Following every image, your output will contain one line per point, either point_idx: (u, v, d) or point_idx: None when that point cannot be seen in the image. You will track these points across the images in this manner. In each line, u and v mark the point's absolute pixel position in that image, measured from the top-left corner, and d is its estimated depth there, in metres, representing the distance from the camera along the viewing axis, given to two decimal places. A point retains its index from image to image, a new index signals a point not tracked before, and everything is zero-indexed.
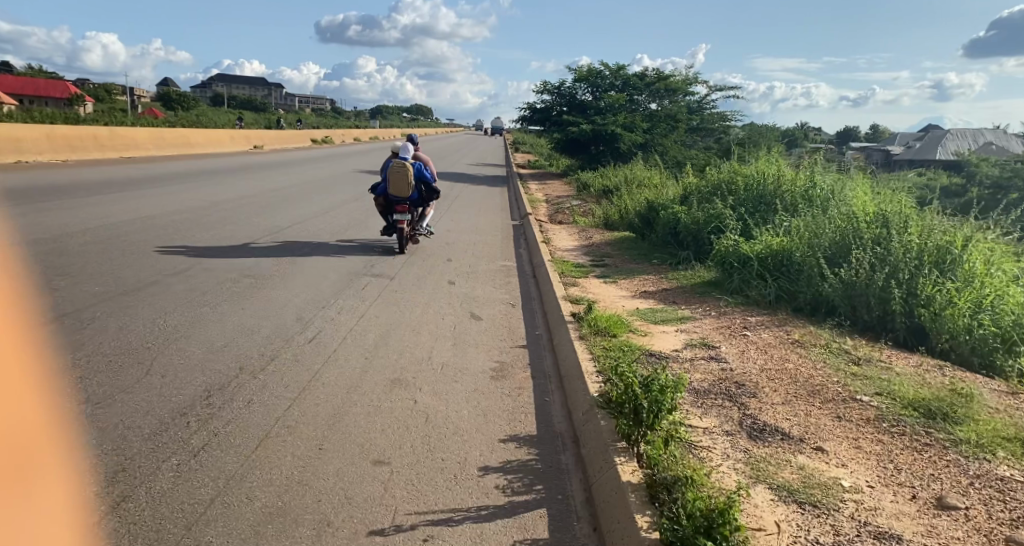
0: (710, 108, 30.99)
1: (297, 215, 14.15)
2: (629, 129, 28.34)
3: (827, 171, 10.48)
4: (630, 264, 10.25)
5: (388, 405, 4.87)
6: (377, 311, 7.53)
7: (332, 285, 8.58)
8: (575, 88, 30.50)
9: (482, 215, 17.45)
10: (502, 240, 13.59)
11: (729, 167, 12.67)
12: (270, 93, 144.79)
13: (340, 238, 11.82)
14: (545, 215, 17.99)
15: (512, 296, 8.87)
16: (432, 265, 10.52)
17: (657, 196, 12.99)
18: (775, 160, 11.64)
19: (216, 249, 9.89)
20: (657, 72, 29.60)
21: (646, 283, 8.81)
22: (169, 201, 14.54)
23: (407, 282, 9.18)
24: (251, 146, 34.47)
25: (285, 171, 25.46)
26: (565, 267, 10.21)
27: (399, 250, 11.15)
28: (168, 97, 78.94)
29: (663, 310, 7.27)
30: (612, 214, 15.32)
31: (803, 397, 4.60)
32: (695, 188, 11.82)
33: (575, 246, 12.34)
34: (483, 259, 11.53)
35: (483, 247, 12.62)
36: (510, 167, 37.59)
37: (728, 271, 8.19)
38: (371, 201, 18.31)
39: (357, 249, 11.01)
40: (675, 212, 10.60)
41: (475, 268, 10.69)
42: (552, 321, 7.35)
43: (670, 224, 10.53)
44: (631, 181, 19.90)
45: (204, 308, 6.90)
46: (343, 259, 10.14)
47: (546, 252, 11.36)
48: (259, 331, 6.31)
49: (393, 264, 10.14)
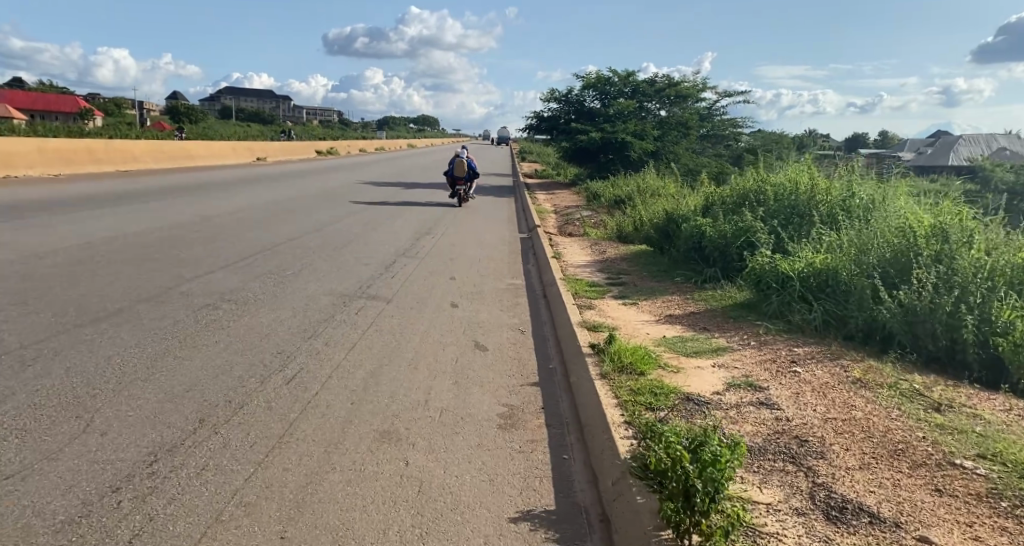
0: (721, 114, 30.14)
1: (293, 230, 13.34)
2: (639, 136, 27.48)
3: (863, 179, 9.63)
4: (650, 282, 9.39)
5: (374, 469, 4.00)
6: (371, 341, 6.68)
7: (323, 309, 7.74)
8: (583, 96, 29.66)
9: (489, 228, 16.60)
10: (511, 255, 12.75)
11: (754, 175, 11.82)
12: (276, 105, 144.67)
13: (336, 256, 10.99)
14: (556, 227, 17.14)
15: (521, 320, 8.01)
16: (435, 284, 9.67)
17: (676, 207, 12.14)
18: (806, 167, 10.79)
19: (200, 270, 9.08)
20: (667, 78, 28.76)
21: (671, 305, 7.94)
22: (158, 216, 13.74)
23: (407, 305, 8.34)
24: (254, 158, 33.73)
25: (287, 183, 24.69)
26: (579, 286, 9.34)
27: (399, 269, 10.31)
28: (173, 110, 78.26)
29: (694, 340, 6.40)
30: (626, 226, 14.47)
31: (885, 459, 3.72)
32: (719, 199, 10.98)
33: (589, 261, 11.48)
34: (490, 276, 10.69)
35: (490, 264, 11.77)
36: (516, 177, 36.79)
37: (763, 292, 7.33)
38: (373, 214, 17.48)
39: (354, 268, 10.17)
40: (698, 225, 9.73)
41: (481, 287, 9.83)
42: (568, 352, 6.50)
43: (694, 238, 9.67)
44: (644, 191, 19.05)
45: (174, 341, 6.08)
46: (339, 280, 9.30)
47: (558, 269, 10.51)
48: (231, 370, 5.46)
49: (392, 285, 9.29)
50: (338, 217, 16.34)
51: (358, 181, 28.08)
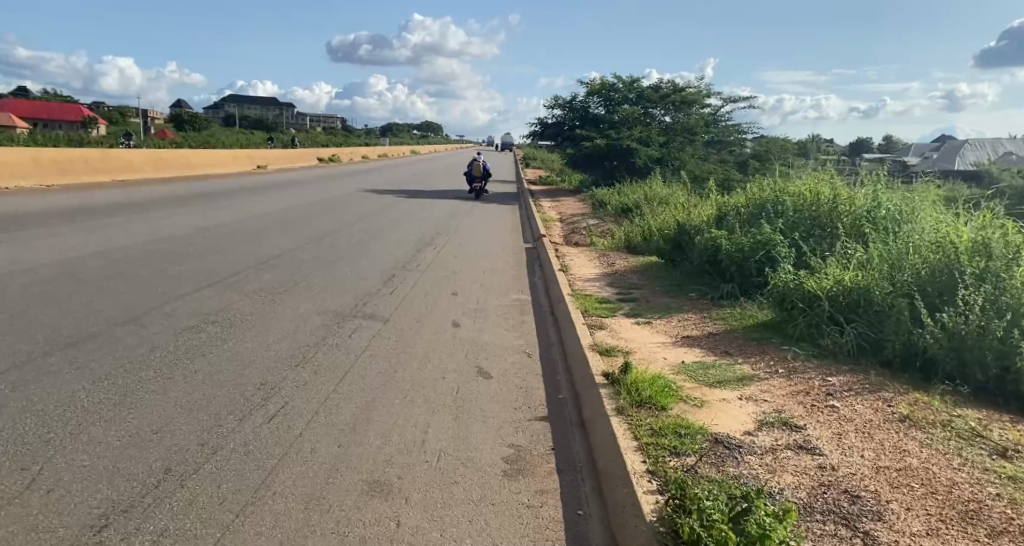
0: (727, 120, 29.64)
1: (288, 242, 12.84)
2: (645, 143, 26.96)
3: (887, 189, 9.12)
4: (663, 298, 8.89)
5: (360, 535, 3.49)
6: (365, 368, 6.16)
7: (315, 331, 7.22)
8: (587, 102, 29.12)
9: (492, 238, 16.06)
10: (515, 267, 12.25)
11: (770, 183, 11.29)
12: (280, 113, 144.71)
13: (332, 270, 10.49)
14: (561, 236, 16.59)
15: (527, 341, 7.50)
16: (436, 301, 9.15)
17: (687, 217, 11.63)
18: (826, 176, 10.26)
19: (187, 287, 8.56)
20: (673, 84, 28.25)
21: (688, 325, 7.41)
22: (149, 228, 13.26)
23: (406, 325, 7.81)
24: (255, 166, 33.24)
25: (287, 192, 24.20)
26: (589, 303, 8.81)
27: (397, 286, 9.82)
28: (176, 118, 78.04)
29: (716, 366, 5.88)
30: (635, 236, 13.98)
31: (958, 526, 3.23)
32: (735, 209, 10.46)
33: (597, 274, 10.98)
34: (493, 291, 10.19)
35: (493, 277, 11.27)
36: (520, 184, 36.30)
37: (789, 312, 6.82)
38: (373, 224, 16.99)
39: (351, 283, 9.65)
40: (713, 236, 9.23)
41: (484, 303, 9.30)
42: (578, 379, 5.97)
43: (711, 251, 9.16)
44: (651, 199, 18.55)
45: (149, 369, 5.56)
46: (334, 297, 8.78)
47: (564, 283, 10.01)
48: (208, 405, 4.94)
49: (390, 302, 8.76)
50: (337, 227, 15.82)
51: (360, 189, 27.56)
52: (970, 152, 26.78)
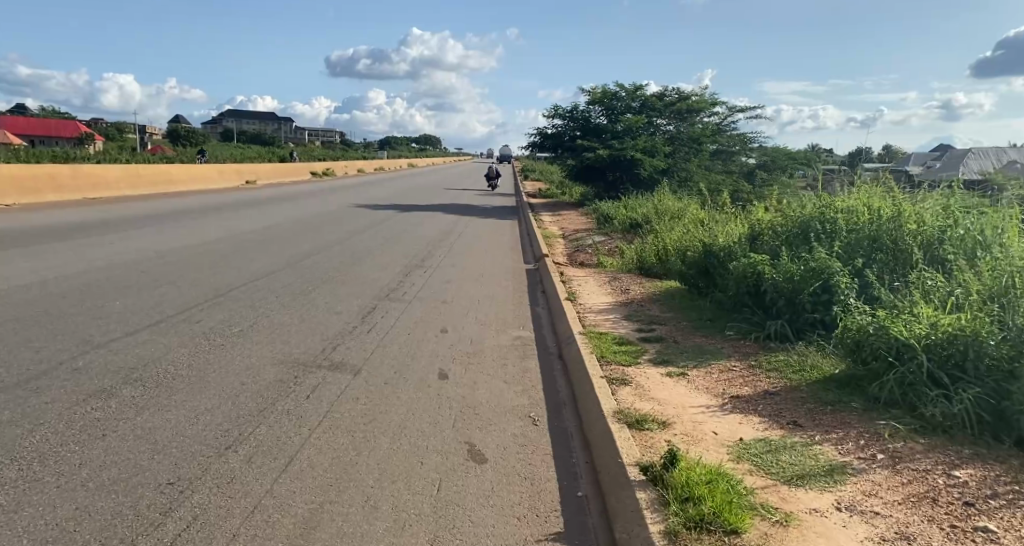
0: (732, 129, 28.24)
1: (258, 267, 11.23)
2: (650, 153, 25.46)
3: (960, 210, 7.71)
4: (695, 339, 7.42)
5: None
6: (320, 450, 4.60)
7: (265, 387, 5.65)
8: (589, 110, 27.36)
9: (490, 258, 14.55)
10: (516, 295, 10.76)
11: (808, 198, 9.83)
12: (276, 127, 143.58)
13: (303, 303, 8.90)
14: (565, 256, 15.08)
15: (532, 400, 5.97)
16: (422, 343, 7.59)
17: (712, 238, 10.19)
18: (879, 191, 8.81)
19: (117, 325, 6.97)
20: (677, 91, 26.85)
21: (734, 383, 5.91)
22: (102, 252, 11.62)
23: (381, 377, 6.26)
24: (243, 180, 31.61)
25: (272, 209, 22.58)
26: (605, 345, 7.29)
27: (379, 324, 8.25)
28: (171, 134, 76.54)
29: (789, 452, 4.40)
30: (648, 257, 12.54)
31: None
32: (774, 230, 9.01)
33: (611, 304, 9.48)
34: (492, 327, 8.65)
35: (490, 308, 9.75)
36: (518, 197, 34.86)
37: (871, 368, 5.38)
38: (360, 244, 15.42)
39: (321, 321, 8.08)
40: (755, 263, 7.78)
41: (481, 344, 7.75)
42: (605, 466, 4.48)
43: (752, 279, 7.70)
44: (660, 213, 17.12)
45: (12, 465, 3.97)
46: (298, 340, 7.21)
47: (574, 317, 8.51)
48: (72, 534, 3.37)
49: (366, 346, 7.21)
50: (318, 248, 14.28)
51: (351, 205, 25.96)
52: (985, 159, 25.62)
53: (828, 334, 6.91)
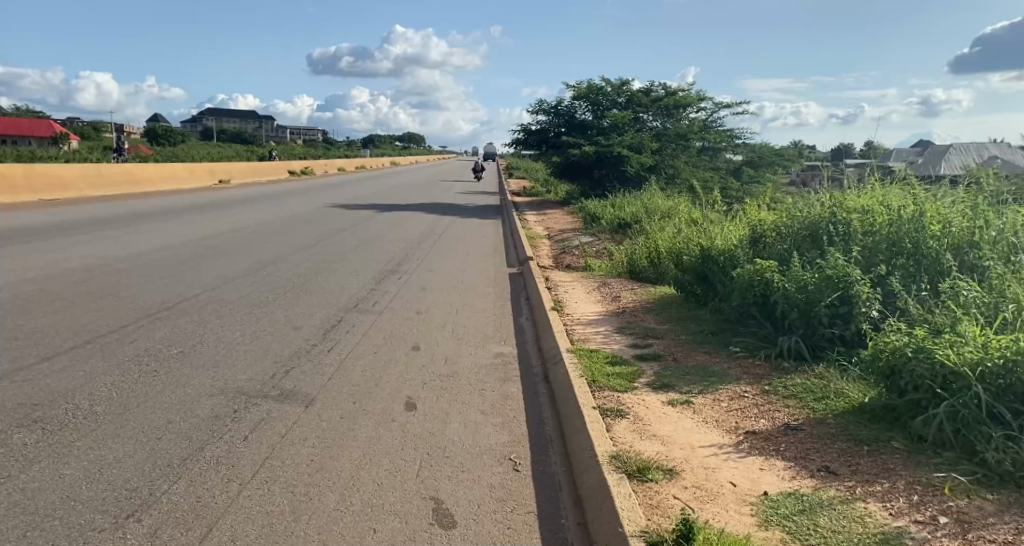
0: (719, 125, 27.48)
1: (216, 276, 10.29)
2: (636, 150, 24.75)
3: (987, 209, 6.93)
4: (697, 358, 6.58)
5: None
6: (247, 516, 3.72)
7: (194, 425, 4.75)
8: (573, 106, 26.49)
9: (470, 262, 13.65)
10: (497, 304, 9.89)
11: (813, 196, 9.02)
12: (258, 125, 141.92)
13: (259, 317, 7.97)
14: (550, 259, 14.20)
15: (514, 437, 5.10)
16: (389, 364, 6.70)
17: (710, 240, 9.36)
18: (892, 189, 8.03)
19: (34, 349, 6.03)
20: (664, 86, 26.04)
21: (748, 414, 5.06)
22: (44, 259, 10.64)
23: (336, 409, 5.37)
24: (216, 180, 30.53)
25: (244, 210, 21.57)
26: (596, 365, 6.42)
27: (341, 342, 7.35)
28: (149, 134, 75.10)
29: (827, 513, 3.57)
30: (639, 260, 11.70)
31: None
32: (779, 232, 8.19)
33: (601, 314, 8.63)
34: (470, 343, 7.77)
35: (469, 320, 8.87)
36: (502, 196, 33.99)
37: (913, 400, 4.57)
38: (333, 248, 14.48)
39: (276, 339, 7.17)
40: (762, 270, 6.96)
41: (456, 365, 6.87)
42: (603, 535, 3.63)
43: (759, 290, 6.87)
44: (650, 213, 16.30)
45: None
46: (244, 363, 6.30)
47: (561, 331, 7.65)
48: None
49: (324, 371, 6.32)
50: (286, 254, 13.38)
51: (328, 205, 24.97)
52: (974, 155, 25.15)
53: (848, 352, 6.09)
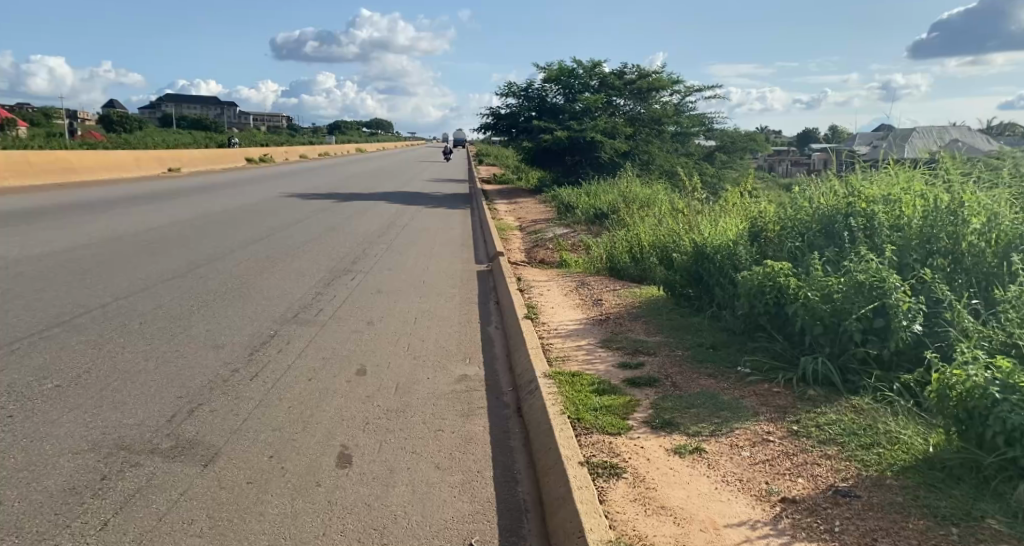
0: (692, 110, 26.44)
1: (137, 284, 8.97)
2: (610, 135, 23.63)
3: None
4: (702, 382, 5.42)
5: None
6: None
7: (34, 509, 3.53)
8: (544, 89, 25.21)
9: (434, 259, 12.40)
10: (462, 311, 8.68)
11: (818, 182, 7.88)
12: (221, 112, 138.69)
13: (173, 340, 6.71)
14: (521, 253, 12.98)
15: (477, 508, 3.90)
16: (324, 401, 5.47)
17: (702, 235, 8.20)
18: (914, 172, 6.89)
19: None
20: (637, 68, 24.86)
21: (779, 470, 3.92)
22: None
23: (243, 471, 4.15)
24: (164, 170, 28.82)
25: (192, 200, 20.08)
26: (580, 396, 5.23)
27: (270, 371, 6.11)
28: (105, 120, 72.49)
29: None
30: (620, 254, 10.53)
31: None
32: (785, 225, 7.01)
33: (581, 323, 7.45)
34: (428, 363, 6.57)
35: (427, 333, 7.65)
36: (472, 184, 32.70)
37: (1008, 459, 3.45)
38: (281, 244, 13.14)
39: (189, 369, 5.92)
40: (776, 273, 5.77)
41: (408, 395, 5.66)
42: None
43: (772, 299, 5.70)
44: (628, 202, 15.17)
45: None
46: (138, 403, 5.03)
47: (535, 347, 6.45)
48: None
49: (238, 413, 5.07)
50: (227, 251, 12.02)
51: (283, 194, 23.50)
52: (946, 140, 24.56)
53: (888, 377, 4.98)
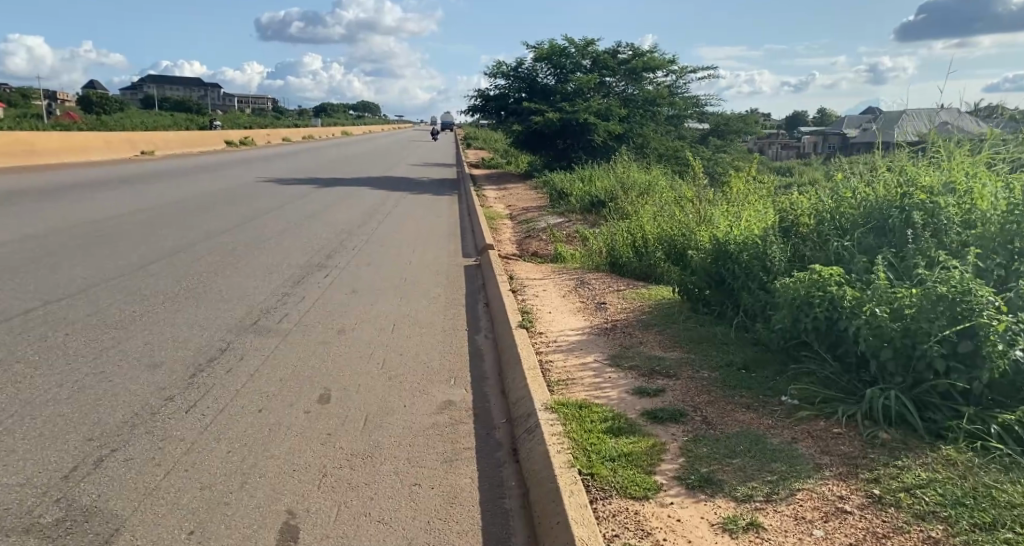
0: (686, 91, 25.35)
1: (77, 286, 7.90)
2: (603, 118, 22.49)
3: None
4: (739, 417, 4.42)
5: None
6: None
7: None
8: (534, 69, 24.00)
9: (416, 252, 11.33)
10: (447, 316, 7.62)
11: (856, 167, 6.80)
12: (205, 94, 136.48)
13: (103, 360, 5.69)
14: (512, 245, 11.92)
15: None
16: (272, 445, 4.45)
17: (720, 229, 7.14)
18: (977, 155, 5.80)
19: None
20: (632, 47, 23.69)
21: None
22: None
23: None
24: (137, 153, 27.53)
25: (160, 185, 18.88)
26: (591, 437, 4.20)
27: (213, 402, 5.09)
28: (85, 102, 70.67)
29: None
30: (623, 248, 9.47)
31: None
32: (826, 216, 5.93)
33: (583, 334, 6.42)
34: (405, 386, 5.53)
35: (405, 344, 6.61)
36: (460, 168, 31.54)
37: None
38: (250, 235, 12.05)
39: (111, 401, 4.90)
40: (826, 282, 4.71)
41: (377, 434, 4.65)
42: None
43: (822, 313, 4.65)
44: (626, 189, 14.12)
45: None
46: (31, 451, 4.00)
47: (531, 367, 5.39)
48: None
49: (159, 466, 4.04)
50: (188, 243, 10.93)
51: (259, 179, 22.33)
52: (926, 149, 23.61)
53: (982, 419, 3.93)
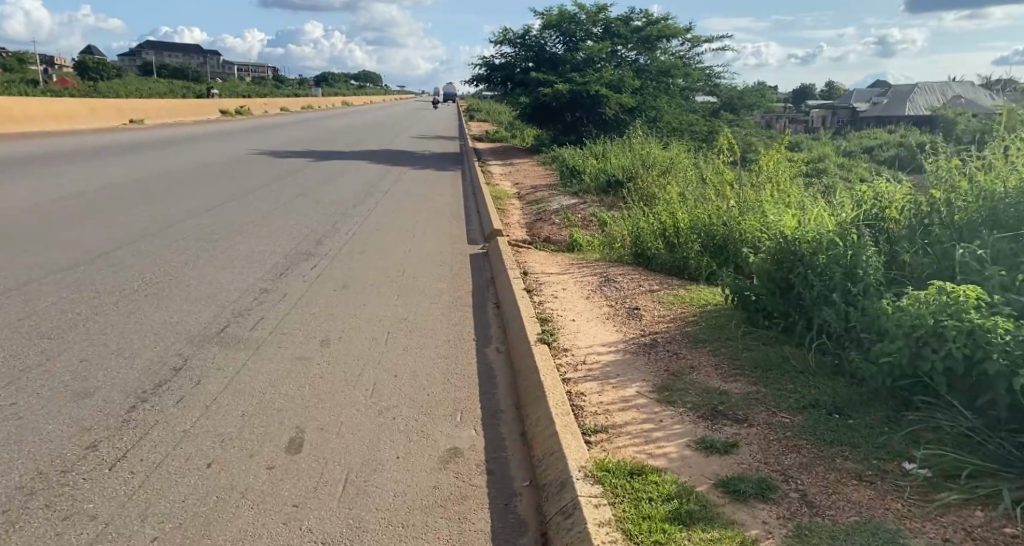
0: (699, 62, 23.93)
1: (15, 280, 6.71)
2: (615, 89, 21.12)
3: None
4: (850, 493, 3.24)
5: None
6: None
7: None
8: (542, 37, 22.58)
9: (415, 236, 10.12)
10: (450, 321, 6.42)
11: (957, 150, 5.52)
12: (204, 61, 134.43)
13: (16, 390, 4.51)
14: (521, 229, 10.68)
15: None
16: (216, 528, 3.29)
17: (780, 222, 5.89)
18: None
19: None
20: (645, 14, 22.22)
21: None
22: None
23: None
24: (126, 121, 26.19)
25: (142, 155, 17.61)
26: (654, 528, 3.03)
27: (149, 451, 3.92)
28: (79, 68, 68.98)
29: None
30: (651, 237, 8.23)
31: None
32: (933, 210, 4.69)
33: (618, 352, 5.22)
34: (399, 424, 4.35)
35: (400, 360, 5.42)
36: (463, 141, 30.22)
37: None
38: (232, 215, 10.83)
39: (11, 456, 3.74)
40: (964, 307, 3.49)
41: (358, 506, 3.48)
42: None
43: (961, 351, 3.43)
44: (645, 169, 12.86)
45: None
46: None
47: (559, 405, 4.20)
48: None
49: None
50: (159, 224, 9.72)
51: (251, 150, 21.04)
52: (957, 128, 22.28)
53: None
